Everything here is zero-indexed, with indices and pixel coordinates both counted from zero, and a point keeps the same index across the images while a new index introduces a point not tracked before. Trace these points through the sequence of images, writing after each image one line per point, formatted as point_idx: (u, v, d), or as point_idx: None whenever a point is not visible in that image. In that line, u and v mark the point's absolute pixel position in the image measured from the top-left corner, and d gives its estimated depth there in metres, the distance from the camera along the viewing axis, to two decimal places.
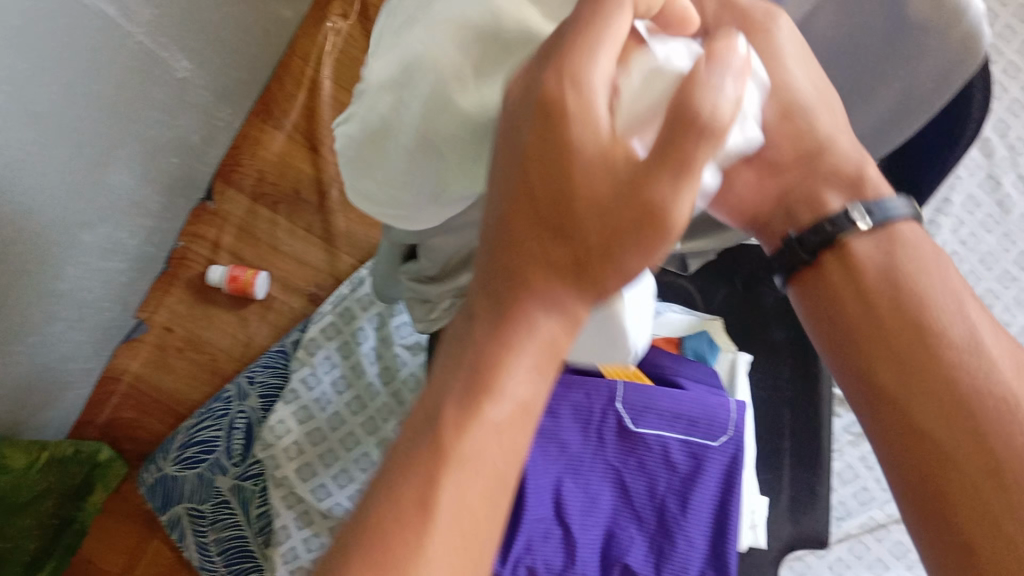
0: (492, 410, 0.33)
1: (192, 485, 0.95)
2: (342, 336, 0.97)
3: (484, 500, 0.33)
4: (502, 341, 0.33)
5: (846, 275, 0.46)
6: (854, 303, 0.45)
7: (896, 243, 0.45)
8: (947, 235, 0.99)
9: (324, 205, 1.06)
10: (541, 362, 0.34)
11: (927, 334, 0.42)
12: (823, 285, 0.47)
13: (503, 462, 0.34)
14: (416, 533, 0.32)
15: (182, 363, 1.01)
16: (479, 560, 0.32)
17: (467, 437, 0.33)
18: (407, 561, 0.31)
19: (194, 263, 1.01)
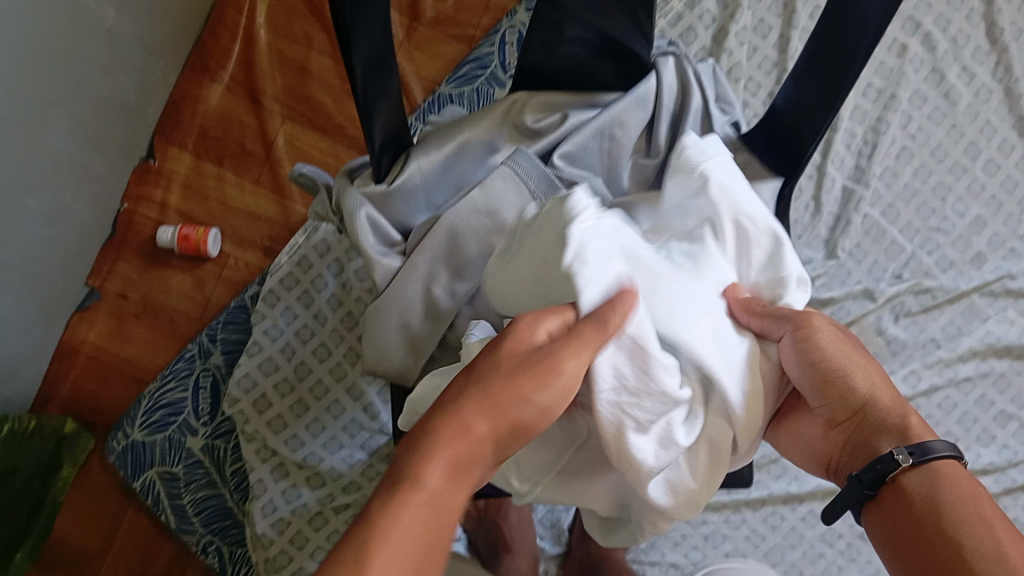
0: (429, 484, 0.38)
1: (162, 450, 0.93)
2: (303, 285, 0.94)
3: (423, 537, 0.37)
4: (436, 451, 0.39)
5: (896, 510, 0.46)
6: (903, 530, 0.45)
7: (937, 475, 0.45)
8: (896, 130, 1.00)
9: (270, 157, 1.01)
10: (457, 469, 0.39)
11: (964, 560, 0.42)
12: (883, 516, 0.47)
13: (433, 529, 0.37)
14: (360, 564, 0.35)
15: (139, 329, 0.99)
16: None
17: (415, 482, 0.38)
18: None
19: (144, 227, 0.99)
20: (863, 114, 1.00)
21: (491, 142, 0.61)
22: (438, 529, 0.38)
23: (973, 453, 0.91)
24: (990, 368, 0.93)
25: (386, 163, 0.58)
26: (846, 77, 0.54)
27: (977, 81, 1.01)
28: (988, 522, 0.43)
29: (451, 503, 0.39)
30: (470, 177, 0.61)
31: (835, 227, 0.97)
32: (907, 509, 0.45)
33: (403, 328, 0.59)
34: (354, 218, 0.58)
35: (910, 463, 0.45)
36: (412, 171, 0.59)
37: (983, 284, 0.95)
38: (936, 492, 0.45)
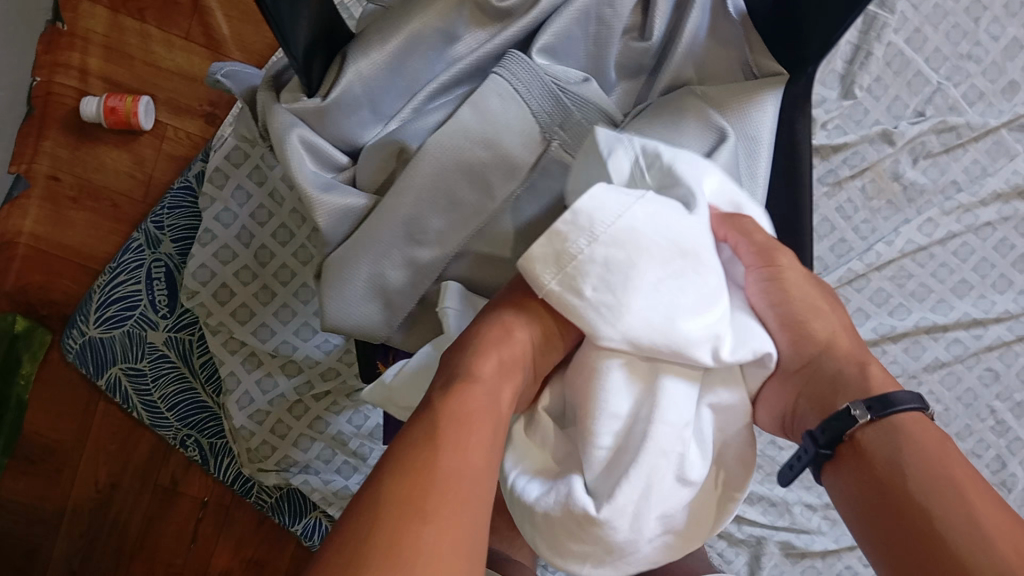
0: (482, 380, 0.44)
1: (123, 347, 0.86)
2: (251, 163, 0.84)
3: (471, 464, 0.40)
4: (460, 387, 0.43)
5: (867, 470, 0.43)
6: (870, 490, 0.43)
7: (895, 429, 0.43)
8: None
9: (196, 6, 0.88)
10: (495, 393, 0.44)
11: (933, 532, 0.39)
12: (856, 477, 0.44)
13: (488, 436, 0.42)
14: (433, 445, 0.40)
15: (79, 212, 0.89)
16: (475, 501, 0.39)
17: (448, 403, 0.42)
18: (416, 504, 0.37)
19: (66, 97, 0.87)
20: None
21: (446, 29, 0.54)
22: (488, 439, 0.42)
23: (987, 302, 0.84)
24: (1013, 211, 0.84)
25: (317, 73, 0.54)
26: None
27: None
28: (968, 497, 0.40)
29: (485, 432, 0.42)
30: (423, 77, 0.55)
31: (853, 60, 0.86)
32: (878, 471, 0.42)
33: (373, 277, 0.55)
34: (283, 140, 0.53)
35: (869, 419, 0.43)
36: (348, 80, 0.53)
37: (1014, 118, 0.84)
38: (905, 454, 0.42)
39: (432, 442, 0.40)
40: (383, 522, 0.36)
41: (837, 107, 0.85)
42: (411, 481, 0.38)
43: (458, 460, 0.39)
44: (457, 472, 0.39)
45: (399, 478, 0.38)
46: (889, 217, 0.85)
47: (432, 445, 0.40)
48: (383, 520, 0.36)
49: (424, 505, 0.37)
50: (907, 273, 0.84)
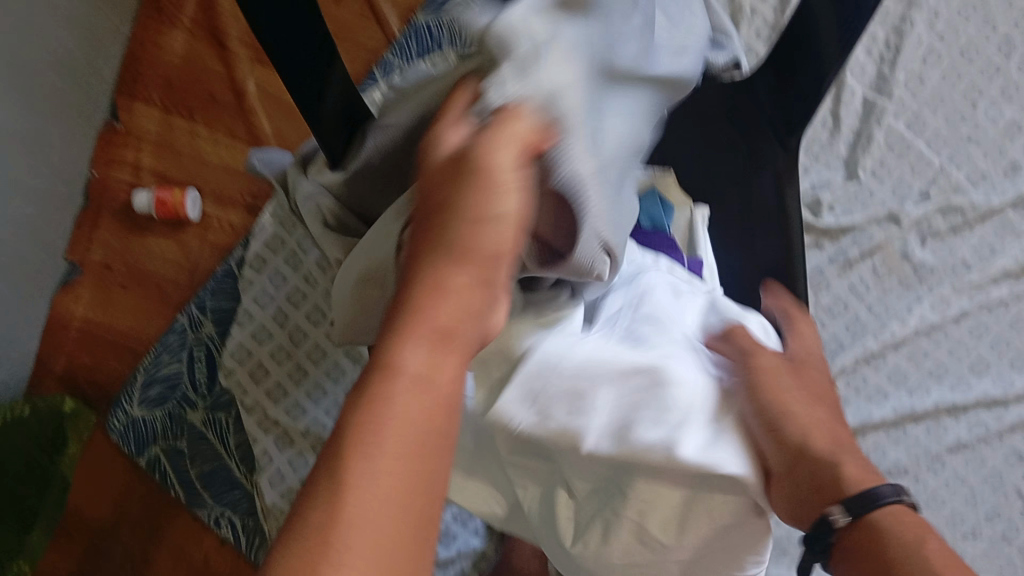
0: (411, 369, 0.31)
1: (163, 426, 0.91)
2: (287, 250, 0.89)
3: (419, 444, 0.30)
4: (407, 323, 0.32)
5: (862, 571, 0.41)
6: None
7: (878, 527, 0.41)
8: (922, 30, 0.92)
9: (242, 105, 0.94)
10: (436, 359, 0.32)
11: None
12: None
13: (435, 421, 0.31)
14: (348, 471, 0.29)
15: (127, 298, 0.95)
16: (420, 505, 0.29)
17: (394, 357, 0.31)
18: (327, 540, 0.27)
19: (119, 192, 0.94)
20: (887, 13, 0.93)
21: None
22: (434, 431, 0.31)
23: (1008, 381, 0.82)
24: None
25: (341, 147, 0.58)
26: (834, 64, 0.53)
27: None
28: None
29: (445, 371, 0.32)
30: None
31: (855, 146, 0.90)
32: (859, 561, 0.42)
33: None
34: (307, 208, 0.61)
35: (849, 520, 0.42)
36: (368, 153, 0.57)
37: (1019, 197, 0.87)
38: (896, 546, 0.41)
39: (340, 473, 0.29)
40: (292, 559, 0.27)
41: (841, 191, 0.89)
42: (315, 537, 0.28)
43: (377, 486, 0.29)
44: (395, 458, 0.29)
45: (301, 541, 0.28)
46: (901, 296, 0.86)
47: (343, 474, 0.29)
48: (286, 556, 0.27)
49: (338, 527, 0.28)
50: (922, 352, 0.84)
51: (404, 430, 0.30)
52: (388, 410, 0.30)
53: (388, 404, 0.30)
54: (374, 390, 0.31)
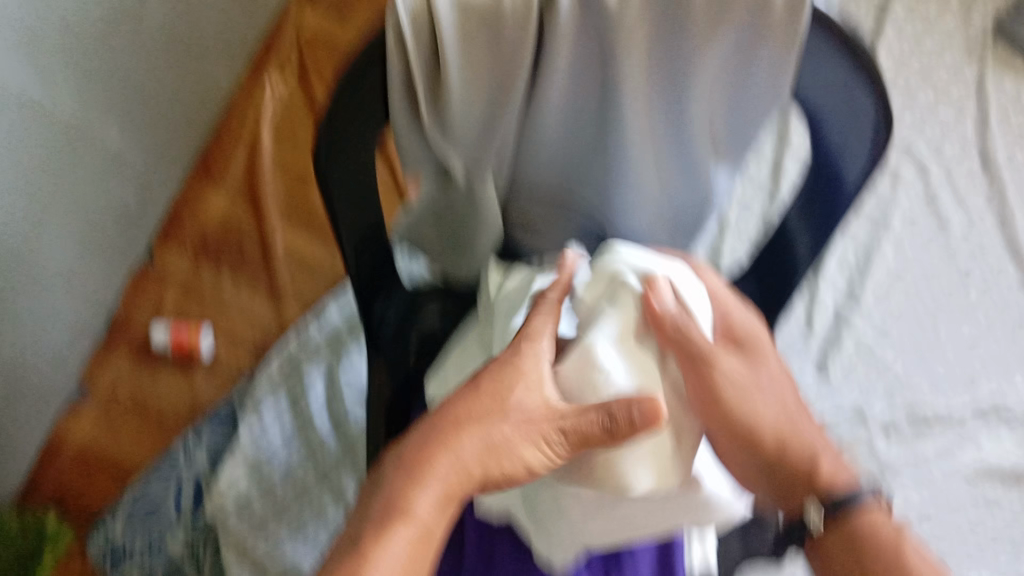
0: (418, 517, 0.41)
1: (140, 551, 0.89)
2: (289, 387, 0.95)
3: (419, 540, 0.40)
4: (441, 461, 0.42)
5: (841, 548, 0.48)
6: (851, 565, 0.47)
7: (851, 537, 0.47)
8: (888, 252, 1.02)
9: (269, 261, 1.04)
10: (443, 497, 0.41)
11: None
12: (847, 544, 0.47)
13: (413, 572, 0.40)
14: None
15: (126, 426, 0.97)
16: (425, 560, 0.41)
17: (428, 474, 0.41)
18: None
19: (136, 329, 0.99)
20: (856, 239, 1.03)
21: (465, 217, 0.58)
22: (425, 568, 0.41)
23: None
24: (991, 499, 0.87)
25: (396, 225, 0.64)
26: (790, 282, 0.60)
27: (968, 209, 1.04)
28: (897, 534, 0.47)
29: (464, 482, 0.42)
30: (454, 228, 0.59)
31: (829, 346, 0.97)
32: (847, 552, 0.47)
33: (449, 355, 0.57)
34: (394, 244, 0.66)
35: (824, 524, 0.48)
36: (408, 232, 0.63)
37: (978, 408, 0.92)
38: (870, 538, 0.47)
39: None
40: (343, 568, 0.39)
41: (814, 388, 0.94)
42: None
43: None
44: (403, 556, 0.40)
45: None
46: None
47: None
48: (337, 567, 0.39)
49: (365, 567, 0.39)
50: None
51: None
52: (420, 515, 0.41)
53: (433, 477, 0.41)
54: (405, 498, 0.41)
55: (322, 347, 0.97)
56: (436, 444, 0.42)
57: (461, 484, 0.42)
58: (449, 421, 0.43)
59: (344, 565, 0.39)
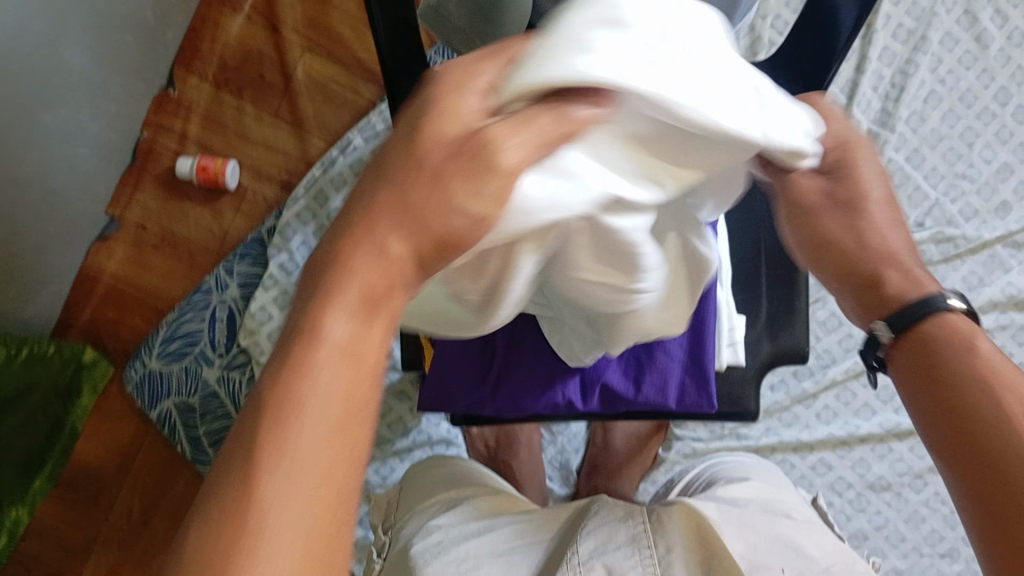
0: (333, 339, 0.30)
1: (178, 382, 0.92)
2: (318, 219, 0.95)
3: (339, 427, 0.29)
4: (328, 283, 0.31)
5: (934, 344, 0.40)
6: (920, 365, 0.40)
7: (929, 339, 0.40)
8: (925, 74, 0.98)
9: (290, 88, 1.04)
10: (363, 311, 0.31)
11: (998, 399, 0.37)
12: (919, 352, 0.40)
13: (347, 405, 0.29)
14: (250, 468, 0.28)
15: (159, 258, 1.00)
16: (352, 449, 0.29)
17: (324, 325, 0.30)
18: (243, 537, 0.27)
19: (163, 158, 1.01)
20: (892, 55, 0.99)
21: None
22: (364, 402, 0.30)
23: None
24: (1010, 320, 0.89)
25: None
26: None
27: (1011, 25, 0.99)
28: (988, 351, 0.39)
29: (373, 345, 0.31)
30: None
31: None
32: (921, 365, 0.40)
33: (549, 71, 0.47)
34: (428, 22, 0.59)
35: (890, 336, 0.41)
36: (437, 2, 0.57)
37: (1007, 234, 0.91)
38: (966, 341, 0.39)
39: (238, 466, 0.28)
40: (208, 546, 0.27)
41: None
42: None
43: (280, 499, 0.27)
44: (305, 450, 0.28)
45: None
46: None
47: (239, 541, 0.27)
48: (197, 543, 0.27)
49: (244, 514, 0.27)
50: None
51: (314, 428, 0.29)
52: (319, 392, 0.29)
53: (312, 351, 0.30)
54: (312, 322, 0.30)
55: (348, 178, 0.95)
56: (355, 243, 0.32)
57: (381, 290, 0.31)
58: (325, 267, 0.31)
59: (251, 420, 0.29)
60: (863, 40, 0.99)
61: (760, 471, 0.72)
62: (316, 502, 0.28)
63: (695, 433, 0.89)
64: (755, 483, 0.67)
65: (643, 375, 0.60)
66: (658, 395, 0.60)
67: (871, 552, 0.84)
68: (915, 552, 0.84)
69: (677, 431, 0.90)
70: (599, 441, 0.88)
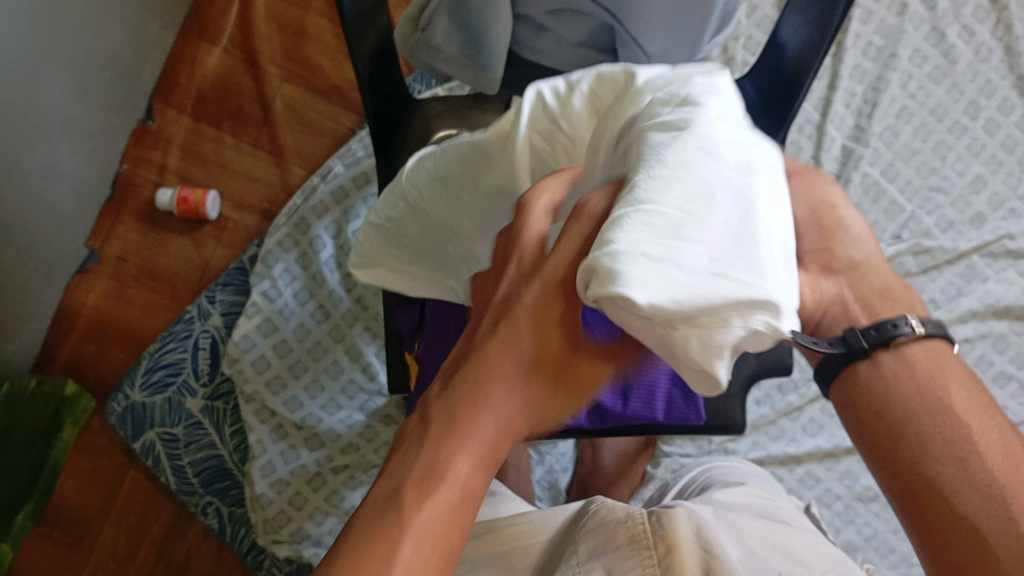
0: (487, 415, 0.37)
1: (162, 413, 0.91)
2: (300, 246, 0.94)
3: (460, 503, 0.36)
4: (483, 356, 0.37)
5: (881, 383, 0.42)
6: (862, 412, 0.43)
7: (935, 353, 0.42)
8: (896, 90, 1.00)
9: (269, 119, 1.04)
10: (506, 421, 0.37)
11: (961, 442, 0.39)
12: (855, 389, 0.43)
13: (465, 501, 0.36)
14: (395, 536, 0.35)
15: (139, 291, 0.99)
16: (463, 520, 0.36)
17: (479, 404, 0.37)
18: (383, 568, 0.34)
19: (142, 191, 1.01)
20: (863, 73, 1.01)
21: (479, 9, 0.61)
22: (488, 475, 0.37)
23: None
24: (989, 329, 0.90)
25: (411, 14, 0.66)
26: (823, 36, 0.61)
27: (978, 41, 1.01)
28: (950, 398, 0.41)
29: (512, 422, 0.37)
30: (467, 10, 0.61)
31: None
32: (868, 390, 0.42)
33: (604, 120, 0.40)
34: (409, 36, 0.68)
35: (920, 336, 0.42)
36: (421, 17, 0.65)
37: (982, 244, 0.93)
38: (937, 370, 0.41)
39: (390, 525, 0.35)
40: (356, 566, 0.35)
41: None
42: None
43: (423, 536, 0.35)
44: (445, 518, 0.36)
45: None
46: None
47: (377, 574, 0.34)
48: (349, 562, 0.35)
49: (387, 559, 0.35)
50: None
51: (442, 515, 0.36)
52: (458, 467, 0.36)
53: (472, 434, 0.36)
54: (446, 456, 0.36)
55: (330, 205, 0.95)
56: (496, 347, 0.37)
57: (502, 435, 0.37)
58: (493, 335, 0.37)
59: (400, 480, 0.37)
60: (835, 58, 1.01)
61: (754, 477, 0.73)
62: (431, 564, 0.35)
63: (683, 449, 0.89)
64: (750, 488, 0.67)
65: (630, 390, 0.60)
66: (646, 409, 0.60)
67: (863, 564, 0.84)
68: (906, 561, 0.84)
69: (664, 448, 0.89)
70: (588, 461, 0.89)
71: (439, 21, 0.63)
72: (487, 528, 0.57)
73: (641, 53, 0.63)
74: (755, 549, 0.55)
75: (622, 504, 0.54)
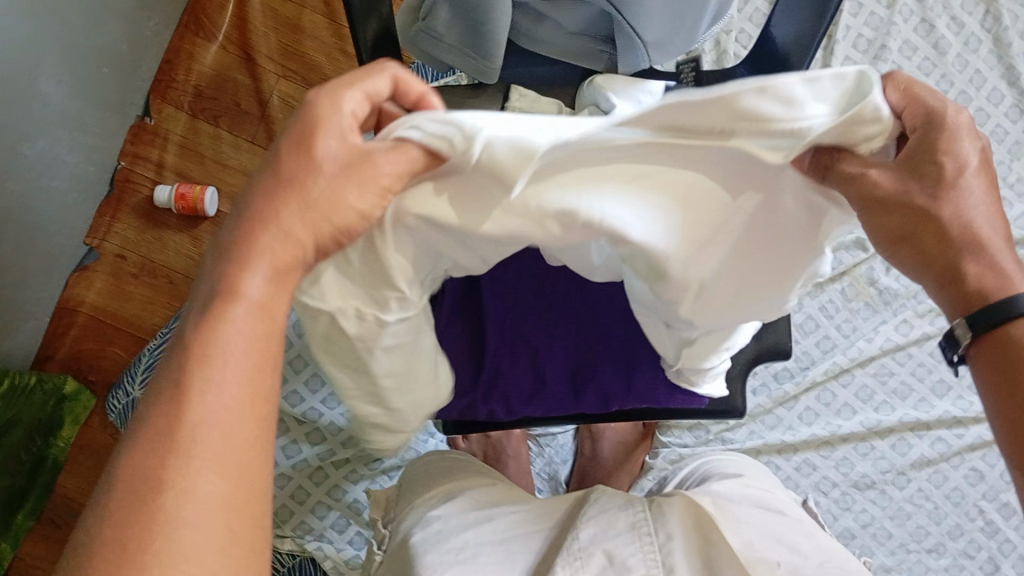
0: (251, 297, 0.35)
1: None
2: None
3: (239, 423, 0.34)
4: (243, 247, 0.35)
5: (1016, 355, 0.39)
6: (1005, 379, 0.40)
7: None
8: None
9: (266, 117, 1.05)
10: (279, 271, 0.35)
11: None
12: (997, 357, 0.40)
13: (259, 358, 0.35)
14: (180, 431, 0.33)
15: (137, 288, 1.00)
16: (250, 454, 0.34)
17: (246, 283, 0.35)
18: (154, 522, 0.31)
19: (139, 188, 1.01)
20: (854, 64, 1.02)
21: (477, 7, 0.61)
22: (267, 377, 0.35)
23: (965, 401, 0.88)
24: None
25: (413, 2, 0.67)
26: (815, 33, 0.62)
27: (967, 32, 1.02)
28: None
29: (279, 305, 0.35)
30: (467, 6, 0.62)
31: None
32: (1001, 362, 0.40)
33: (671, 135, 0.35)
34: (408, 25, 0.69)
35: None
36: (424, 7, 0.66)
37: None
38: None
39: (175, 421, 0.33)
40: (124, 527, 0.31)
41: None
42: (134, 550, 0.31)
43: (202, 483, 0.32)
44: (225, 438, 0.33)
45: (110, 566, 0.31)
46: (868, 318, 0.91)
47: (152, 525, 0.31)
48: (114, 526, 0.32)
49: (163, 508, 0.32)
50: (888, 370, 0.90)
51: (233, 393, 0.34)
52: (224, 382, 0.34)
53: (236, 328, 0.34)
54: (196, 370, 0.34)
55: None
56: (260, 222, 0.35)
57: (262, 340, 0.35)
58: (251, 231, 0.35)
59: (175, 379, 0.34)
60: (825, 51, 1.02)
61: (752, 469, 0.73)
62: (223, 498, 0.33)
63: (682, 439, 0.90)
64: (749, 480, 0.68)
65: (632, 376, 0.61)
66: (648, 389, 0.61)
67: (860, 551, 0.86)
68: (902, 547, 0.86)
69: (662, 438, 0.90)
70: (587, 452, 0.89)
71: (441, 11, 0.64)
72: (488, 518, 0.57)
73: (639, 42, 0.64)
74: (752, 539, 0.56)
75: (624, 492, 0.55)
